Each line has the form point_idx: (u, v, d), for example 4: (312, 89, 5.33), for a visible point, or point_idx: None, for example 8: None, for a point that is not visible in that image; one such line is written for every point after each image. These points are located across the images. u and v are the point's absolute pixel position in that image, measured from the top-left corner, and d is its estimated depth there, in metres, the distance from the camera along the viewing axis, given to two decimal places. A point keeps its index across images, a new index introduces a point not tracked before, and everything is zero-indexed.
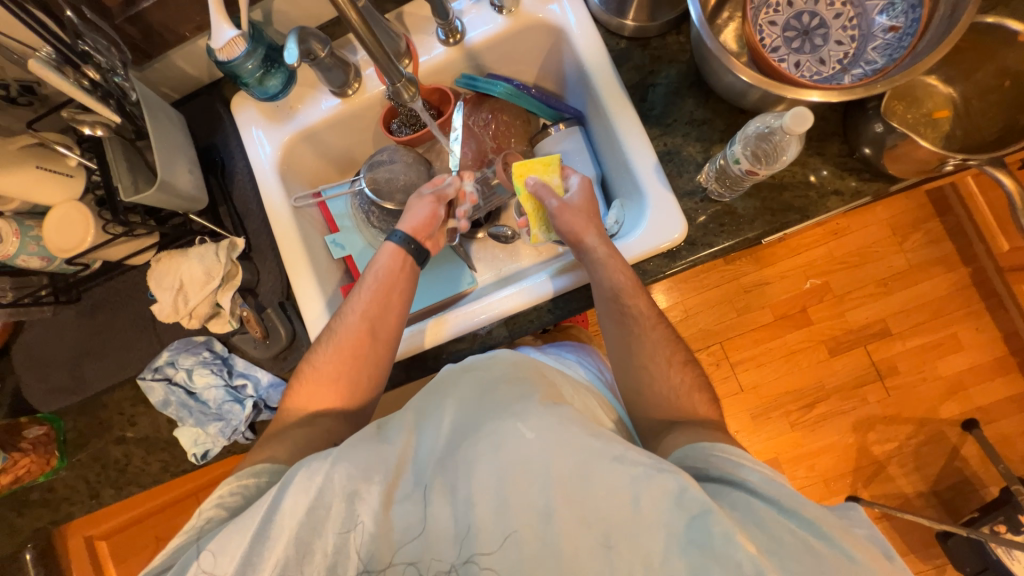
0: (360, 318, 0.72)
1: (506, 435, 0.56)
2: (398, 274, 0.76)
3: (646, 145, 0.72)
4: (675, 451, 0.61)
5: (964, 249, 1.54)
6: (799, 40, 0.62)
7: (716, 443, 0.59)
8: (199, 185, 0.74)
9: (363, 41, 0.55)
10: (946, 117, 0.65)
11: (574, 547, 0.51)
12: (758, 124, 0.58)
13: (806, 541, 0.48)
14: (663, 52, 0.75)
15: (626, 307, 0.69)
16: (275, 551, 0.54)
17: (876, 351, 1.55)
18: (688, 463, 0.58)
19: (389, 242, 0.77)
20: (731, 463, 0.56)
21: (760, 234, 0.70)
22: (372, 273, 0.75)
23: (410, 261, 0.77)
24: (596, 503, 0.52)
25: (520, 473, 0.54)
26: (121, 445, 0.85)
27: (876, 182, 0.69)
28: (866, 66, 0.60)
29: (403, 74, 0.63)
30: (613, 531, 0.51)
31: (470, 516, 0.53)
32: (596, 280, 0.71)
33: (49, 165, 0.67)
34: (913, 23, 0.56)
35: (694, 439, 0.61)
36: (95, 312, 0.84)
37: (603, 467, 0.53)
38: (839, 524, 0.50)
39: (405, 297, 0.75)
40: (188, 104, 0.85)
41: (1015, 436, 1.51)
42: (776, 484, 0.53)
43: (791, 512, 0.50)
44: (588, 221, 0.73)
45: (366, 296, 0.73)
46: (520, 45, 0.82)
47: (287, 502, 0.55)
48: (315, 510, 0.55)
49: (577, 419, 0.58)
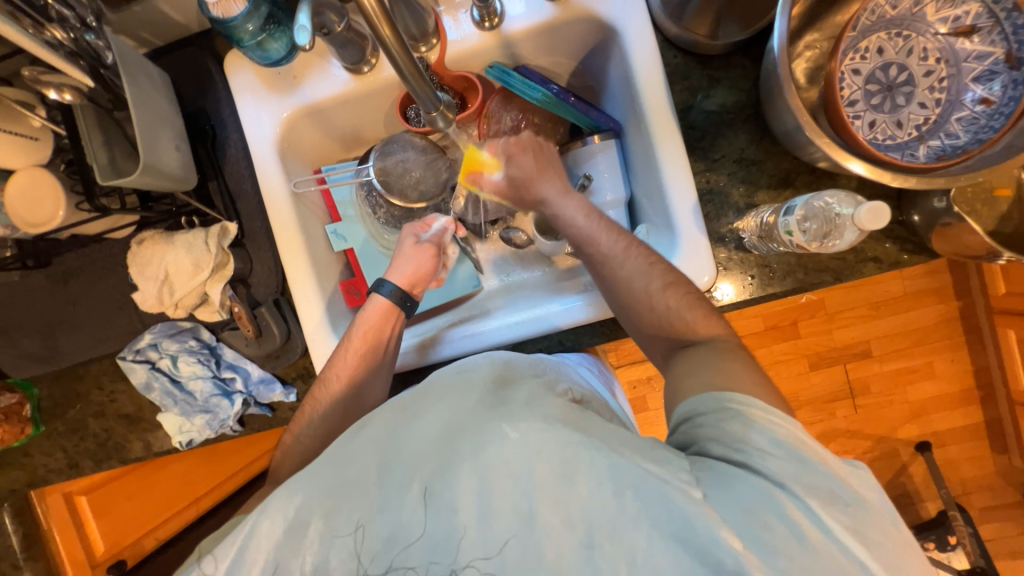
0: (346, 385, 0.69)
1: (490, 437, 0.52)
2: (386, 334, 0.72)
3: (688, 180, 0.66)
4: (684, 403, 0.55)
5: (961, 283, 1.55)
6: (880, 96, 0.56)
7: (727, 394, 0.52)
8: (187, 163, 0.65)
9: (402, 73, 0.48)
10: (1006, 197, 0.61)
11: (556, 549, 0.47)
12: (826, 200, 0.55)
13: (800, 531, 0.42)
14: (723, 75, 0.67)
15: (591, 255, 0.67)
16: (258, 560, 0.52)
17: (854, 371, 1.60)
18: (701, 422, 0.52)
19: (378, 296, 0.73)
20: (744, 421, 0.50)
21: (787, 291, 0.67)
22: (357, 335, 0.70)
23: (399, 317, 0.74)
24: (576, 500, 0.47)
25: (501, 476, 0.50)
26: (100, 420, 0.82)
27: (918, 254, 0.65)
28: (945, 139, 0.54)
29: (439, 101, 0.56)
30: (597, 529, 0.46)
31: (456, 525, 0.49)
32: (615, 293, 0.65)
33: (9, 125, 0.59)
34: (1009, 102, 0.51)
35: (710, 389, 0.54)
36: (67, 280, 0.77)
37: (584, 463, 0.48)
38: (848, 505, 0.44)
39: (389, 353, 0.72)
40: (172, 52, 0.73)
41: (960, 461, 1.61)
42: (788, 452, 0.47)
43: (798, 497, 0.44)
44: (538, 175, 0.71)
45: (350, 359, 0.69)
46: (563, 37, 0.72)
47: (263, 526, 0.53)
48: (292, 529, 0.53)
49: (563, 415, 0.53)
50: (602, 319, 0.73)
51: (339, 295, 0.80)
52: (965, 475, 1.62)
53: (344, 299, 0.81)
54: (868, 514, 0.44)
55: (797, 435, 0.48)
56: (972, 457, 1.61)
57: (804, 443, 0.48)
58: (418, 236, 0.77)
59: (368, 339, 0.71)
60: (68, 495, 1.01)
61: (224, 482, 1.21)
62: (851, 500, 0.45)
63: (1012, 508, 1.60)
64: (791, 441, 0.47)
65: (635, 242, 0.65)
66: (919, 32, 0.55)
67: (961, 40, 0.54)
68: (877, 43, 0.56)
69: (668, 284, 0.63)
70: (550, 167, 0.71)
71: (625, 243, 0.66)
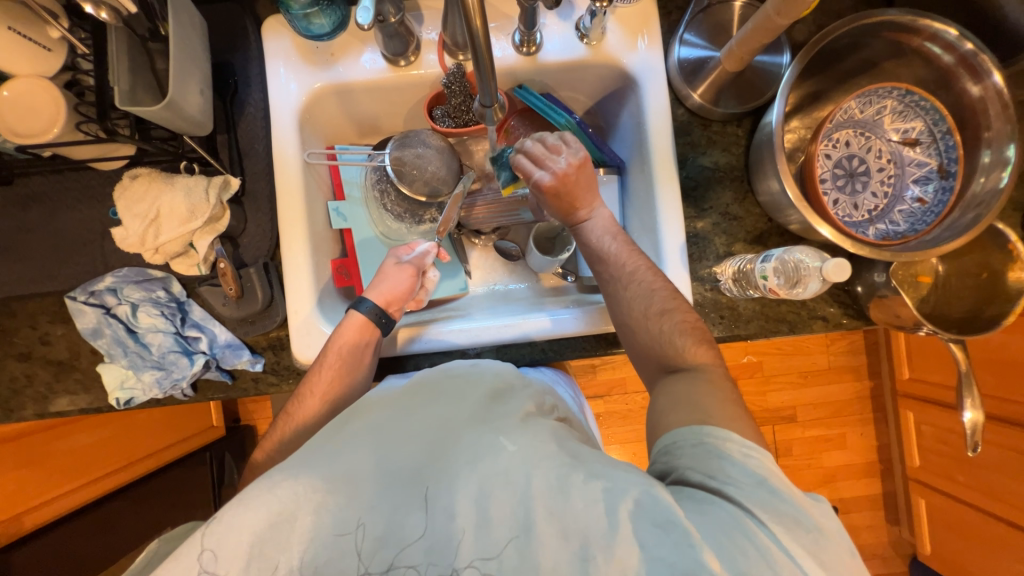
0: (320, 400, 0.67)
1: (486, 449, 0.53)
2: (360, 352, 0.69)
3: (679, 222, 0.74)
4: (664, 436, 0.57)
5: (874, 364, 1.75)
6: (844, 180, 0.68)
7: (707, 428, 0.54)
8: (207, 110, 0.64)
9: (477, 58, 0.50)
10: (926, 283, 0.73)
11: (554, 560, 0.46)
12: (797, 255, 0.64)
13: (767, 552, 0.44)
14: (719, 138, 0.77)
15: (601, 272, 0.71)
16: (238, 559, 0.46)
17: (781, 432, 1.74)
18: (677, 453, 0.54)
19: (355, 313, 0.70)
20: (718, 453, 0.51)
21: (750, 335, 0.75)
22: (331, 348, 0.68)
23: (375, 335, 0.71)
24: (572, 515, 0.47)
25: (498, 488, 0.50)
26: (23, 363, 0.73)
27: (856, 319, 0.75)
28: (889, 225, 0.66)
29: (497, 95, 0.58)
30: (592, 543, 0.46)
31: (454, 529, 0.48)
32: (620, 310, 0.68)
33: (23, 29, 0.56)
34: (939, 203, 0.63)
35: (686, 423, 0.55)
36: (27, 205, 0.70)
37: (580, 481, 0.49)
38: (810, 532, 0.47)
39: (366, 370, 0.70)
40: (209, 4, 0.73)
41: (861, 528, 1.77)
42: (759, 482, 0.49)
43: (765, 523, 0.46)
44: (564, 202, 0.70)
45: (325, 375, 0.67)
46: (587, 76, 0.80)
47: (241, 518, 0.47)
48: (277, 524, 0.48)
49: (560, 440, 0.55)
50: (586, 336, 0.77)
51: (329, 273, 0.79)
52: (864, 541, 1.77)
53: (333, 279, 0.80)
54: (828, 546, 0.46)
55: (770, 468, 0.51)
56: (870, 525, 1.77)
57: (777, 476, 0.50)
58: (399, 257, 0.78)
59: (341, 358, 0.68)
60: None
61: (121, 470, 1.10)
62: (805, 519, 0.47)
63: None
64: (762, 472, 0.50)
65: (643, 267, 0.68)
66: (877, 136, 0.68)
67: (907, 148, 0.66)
68: (845, 138, 0.68)
69: (673, 313, 0.64)
70: (579, 197, 0.70)
71: (634, 267, 0.68)
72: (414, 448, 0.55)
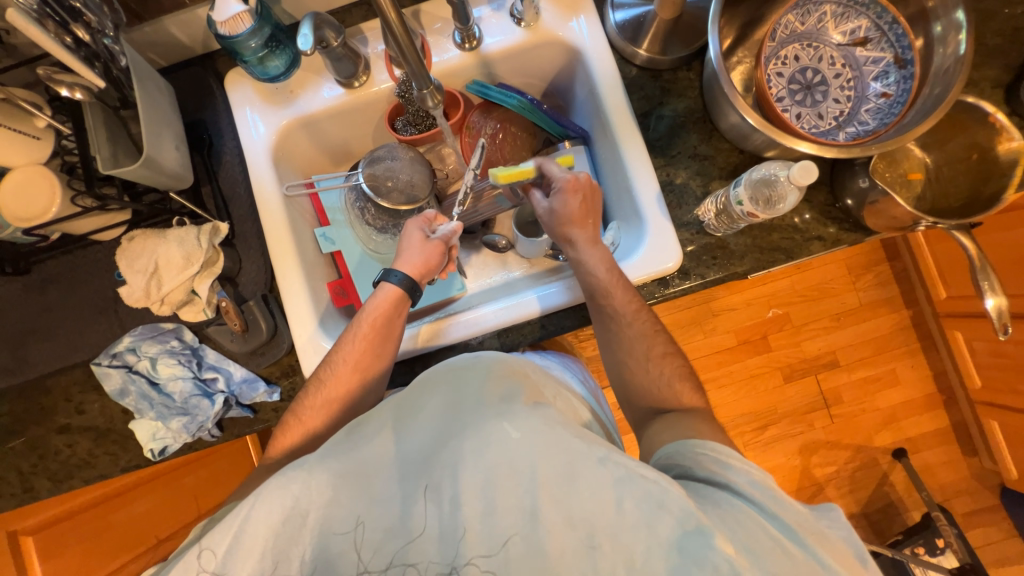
0: (352, 371, 0.68)
1: (490, 436, 0.52)
2: (391, 321, 0.72)
3: (650, 173, 0.74)
4: (661, 449, 0.58)
5: (907, 291, 1.66)
6: (802, 93, 0.68)
7: (706, 440, 0.55)
8: (185, 163, 0.70)
9: (399, 49, 0.51)
10: (918, 180, 0.71)
11: (559, 547, 0.47)
12: (765, 171, 0.65)
13: (784, 544, 0.44)
14: (673, 86, 0.78)
15: (602, 307, 0.69)
16: (249, 559, 0.49)
17: (826, 381, 1.66)
18: (678, 456, 0.55)
19: (389, 284, 0.73)
20: (721, 463, 0.52)
21: (748, 269, 0.73)
22: (365, 319, 0.71)
23: (405, 305, 0.73)
24: (579, 503, 0.47)
25: (505, 477, 0.50)
26: (64, 435, 0.78)
27: (855, 232, 0.73)
28: (859, 126, 0.65)
29: (432, 80, 0.59)
30: (598, 530, 0.46)
31: (458, 521, 0.49)
32: (620, 335, 0.69)
33: (13, 123, 0.62)
34: (902, 93, 0.62)
35: (684, 436, 0.58)
36: (46, 287, 0.76)
37: (589, 468, 0.48)
38: (819, 532, 0.46)
39: (396, 342, 0.71)
40: (176, 72, 0.79)
41: (937, 467, 1.65)
42: (764, 488, 0.49)
43: (774, 516, 0.46)
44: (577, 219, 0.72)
45: (358, 345, 0.69)
46: (535, 57, 0.82)
47: (259, 512, 0.50)
48: (291, 519, 0.51)
49: (562, 421, 0.53)
50: (582, 303, 0.77)
51: (328, 294, 0.82)
52: (944, 480, 1.64)
53: (332, 300, 0.83)
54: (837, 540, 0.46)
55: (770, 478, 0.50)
56: (947, 462, 1.65)
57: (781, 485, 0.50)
58: (426, 231, 0.77)
59: (374, 330, 0.70)
60: (13, 534, 0.87)
61: (171, 537, 1.08)
62: (809, 521, 0.46)
63: (990, 511, 1.62)
64: (765, 481, 0.50)
65: (643, 306, 0.69)
66: (825, 44, 0.67)
67: (858, 48, 0.66)
68: (794, 53, 0.68)
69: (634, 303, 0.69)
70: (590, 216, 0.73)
71: (634, 306, 0.69)
72: (421, 443, 0.56)
